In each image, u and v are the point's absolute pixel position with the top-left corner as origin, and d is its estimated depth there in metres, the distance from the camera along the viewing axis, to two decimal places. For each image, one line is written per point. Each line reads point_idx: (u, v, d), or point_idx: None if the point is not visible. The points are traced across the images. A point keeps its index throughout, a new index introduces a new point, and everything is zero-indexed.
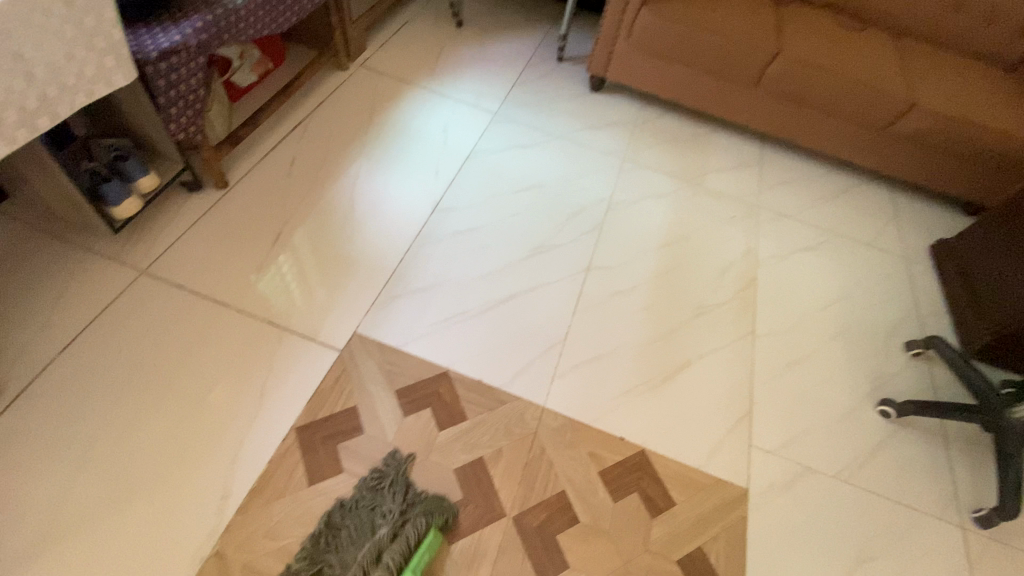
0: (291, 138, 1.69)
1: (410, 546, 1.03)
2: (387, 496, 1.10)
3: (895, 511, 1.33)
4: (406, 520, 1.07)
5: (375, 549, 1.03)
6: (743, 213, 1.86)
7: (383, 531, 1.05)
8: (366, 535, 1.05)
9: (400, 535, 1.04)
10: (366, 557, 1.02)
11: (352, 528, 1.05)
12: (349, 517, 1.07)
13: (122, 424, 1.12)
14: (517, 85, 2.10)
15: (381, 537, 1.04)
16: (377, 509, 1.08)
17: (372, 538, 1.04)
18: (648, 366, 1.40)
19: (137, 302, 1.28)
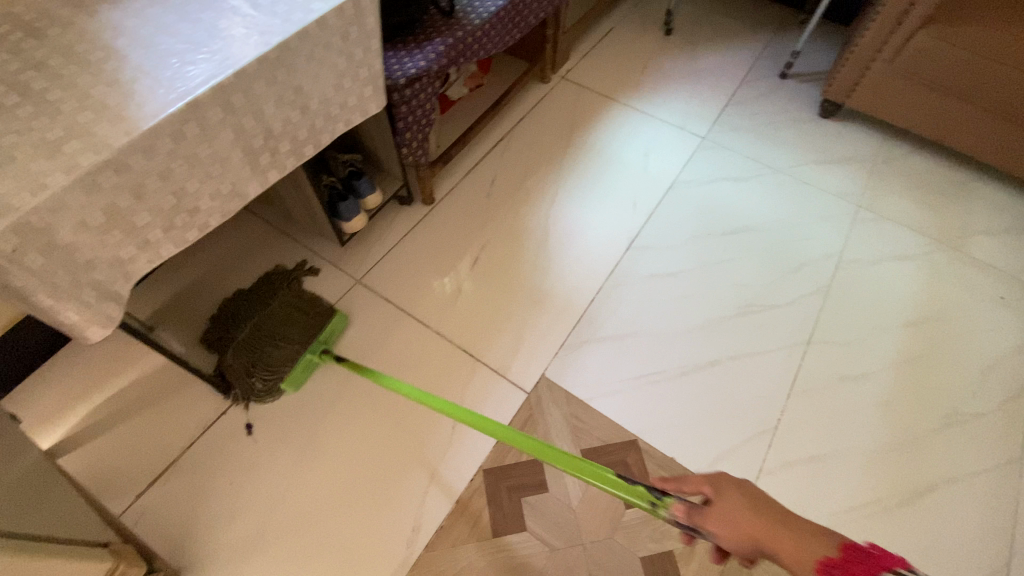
0: (493, 155, 1.68)
1: (301, 319, 1.24)
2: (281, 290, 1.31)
3: None
4: (295, 303, 1.27)
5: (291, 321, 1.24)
6: (1018, 294, 1.46)
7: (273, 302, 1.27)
8: (258, 307, 1.27)
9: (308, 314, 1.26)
10: (266, 317, 1.24)
11: (259, 304, 1.28)
12: (246, 297, 1.32)
13: (330, 435, 1.19)
14: (731, 105, 1.86)
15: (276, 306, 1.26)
16: (266, 289, 1.33)
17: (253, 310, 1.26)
18: (879, 480, 1.16)
19: (350, 312, 1.36)
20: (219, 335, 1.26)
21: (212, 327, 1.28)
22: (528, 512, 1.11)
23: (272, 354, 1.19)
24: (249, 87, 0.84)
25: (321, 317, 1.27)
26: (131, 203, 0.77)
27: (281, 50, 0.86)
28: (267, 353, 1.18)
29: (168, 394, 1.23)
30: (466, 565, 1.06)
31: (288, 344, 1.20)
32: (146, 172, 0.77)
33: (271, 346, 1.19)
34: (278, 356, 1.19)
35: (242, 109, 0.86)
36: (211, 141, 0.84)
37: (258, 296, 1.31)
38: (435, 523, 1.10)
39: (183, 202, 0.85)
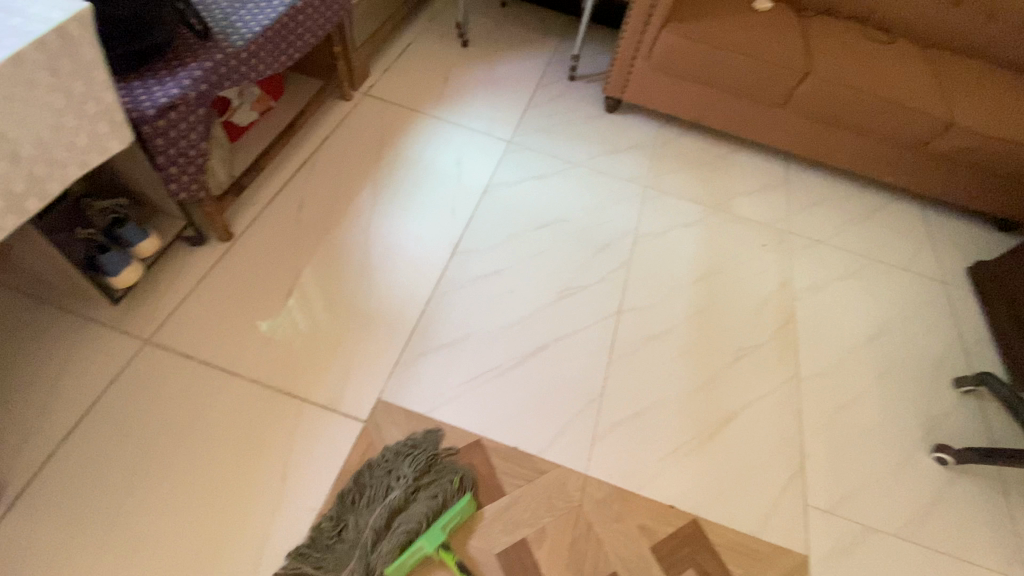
0: (298, 180, 1.59)
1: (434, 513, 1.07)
2: (404, 462, 1.14)
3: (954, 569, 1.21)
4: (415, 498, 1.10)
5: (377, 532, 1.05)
6: (775, 241, 1.77)
7: (399, 493, 1.09)
8: (380, 496, 1.09)
9: (417, 500, 1.10)
10: (380, 518, 1.06)
11: (376, 485, 1.11)
12: (369, 483, 1.11)
13: (134, 522, 1.04)
14: (531, 107, 2.00)
15: (400, 498, 1.09)
16: (397, 463, 1.14)
17: (384, 498, 1.09)
18: (693, 421, 1.32)
19: (142, 377, 1.19)
20: (324, 531, 1.06)
21: (329, 527, 1.06)
22: None
23: (404, 532, 1.05)
24: None
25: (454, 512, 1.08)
26: None
27: None
28: (350, 565, 1.02)
29: None
30: None
31: (387, 537, 1.04)
32: None
33: (394, 544, 1.03)
34: (381, 548, 1.03)
35: None
36: None
37: (388, 471, 1.12)
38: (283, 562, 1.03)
39: None
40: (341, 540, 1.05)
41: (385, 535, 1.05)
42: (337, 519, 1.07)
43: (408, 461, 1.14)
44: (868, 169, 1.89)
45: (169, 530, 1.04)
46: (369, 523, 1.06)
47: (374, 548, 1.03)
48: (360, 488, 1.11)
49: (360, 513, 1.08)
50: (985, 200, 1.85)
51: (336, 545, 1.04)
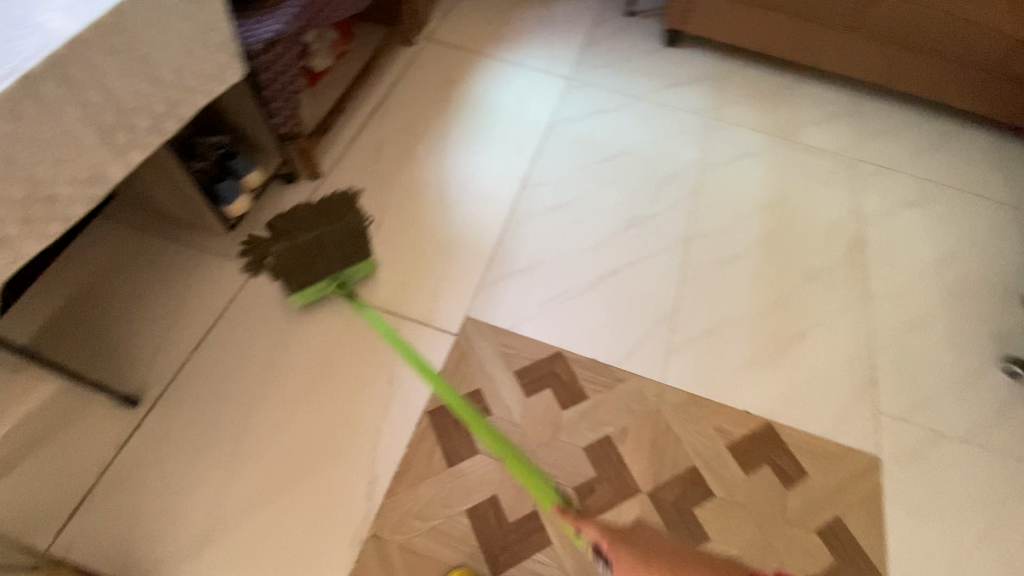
0: (373, 121, 1.68)
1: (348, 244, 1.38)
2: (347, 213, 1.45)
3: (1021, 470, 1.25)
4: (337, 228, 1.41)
5: (303, 256, 1.34)
6: (843, 168, 1.74)
7: (330, 228, 1.39)
8: (318, 223, 1.41)
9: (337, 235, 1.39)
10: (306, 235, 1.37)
11: (315, 216, 1.41)
12: (310, 215, 1.42)
13: (265, 416, 1.17)
14: (589, 44, 2.00)
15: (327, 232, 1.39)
16: (334, 215, 1.44)
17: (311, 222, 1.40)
18: (763, 337, 1.37)
19: (255, 296, 1.31)
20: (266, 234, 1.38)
21: (268, 232, 1.39)
22: (477, 437, 1.17)
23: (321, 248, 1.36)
24: (87, 57, 0.79)
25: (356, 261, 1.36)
26: None
27: (116, 14, 0.81)
28: (273, 253, 1.35)
29: (69, 421, 1.13)
30: (427, 499, 1.09)
31: (314, 247, 1.35)
32: None
33: (311, 251, 1.34)
34: (299, 253, 1.34)
35: (85, 82, 0.80)
36: (51, 119, 0.77)
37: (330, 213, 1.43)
38: (397, 451, 1.14)
39: (36, 191, 0.79)
40: (275, 240, 1.37)
41: (304, 247, 1.35)
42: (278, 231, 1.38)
43: (335, 206, 1.46)
44: (943, 94, 1.83)
45: (296, 423, 1.17)
46: (302, 235, 1.37)
47: (295, 247, 1.35)
48: (296, 216, 1.40)
49: (296, 231, 1.38)
50: None
51: (265, 240, 1.37)
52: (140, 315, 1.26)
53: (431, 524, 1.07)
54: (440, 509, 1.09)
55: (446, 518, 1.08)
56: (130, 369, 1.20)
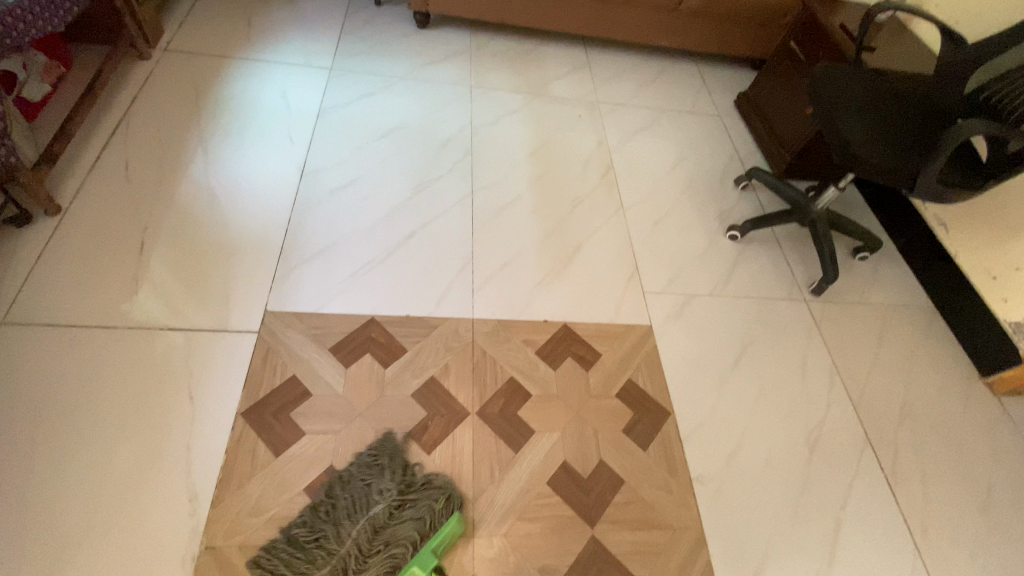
0: (116, 142, 1.53)
1: None
2: None
3: (752, 304, 1.62)
4: None
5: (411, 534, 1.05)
6: (588, 109, 2.05)
7: None
8: None
9: None
10: None
11: None
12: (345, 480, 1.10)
13: (45, 476, 1.04)
14: (344, 35, 2.04)
15: None
16: (192, 358, 1.20)
17: (370, 516, 1.06)
18: (548, 257, 1.58)
19: (2, 356, 1.15)
20: None
21: (312, 528, 1.03)
22: (302, 418, 1.17)
23: None
24: None
25: (443, 520, 1.07)
26: None
27: None
28: None
29: None
30: (260, 492, 1.06)
31: None
32: None
33: None
34: None
35: None
36: None
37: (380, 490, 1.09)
38: (217, 460, 1.09)
39: None
40: (317, 551, 1.01)
41: None
42: (332, 513, 1.05)
43: (393, 475, 1.12)
44: (646, 37, 2.23)
45: (88, 470, 1.05)
46: None
47: None
48: None
49: None
50: (734, 47, 2.29)
51: (306, 554, 1.01)
52: None
53: (269, 514, 1.05)
54: (276, 496, 1.07)
55: (284, 503, 1.06)
56: None
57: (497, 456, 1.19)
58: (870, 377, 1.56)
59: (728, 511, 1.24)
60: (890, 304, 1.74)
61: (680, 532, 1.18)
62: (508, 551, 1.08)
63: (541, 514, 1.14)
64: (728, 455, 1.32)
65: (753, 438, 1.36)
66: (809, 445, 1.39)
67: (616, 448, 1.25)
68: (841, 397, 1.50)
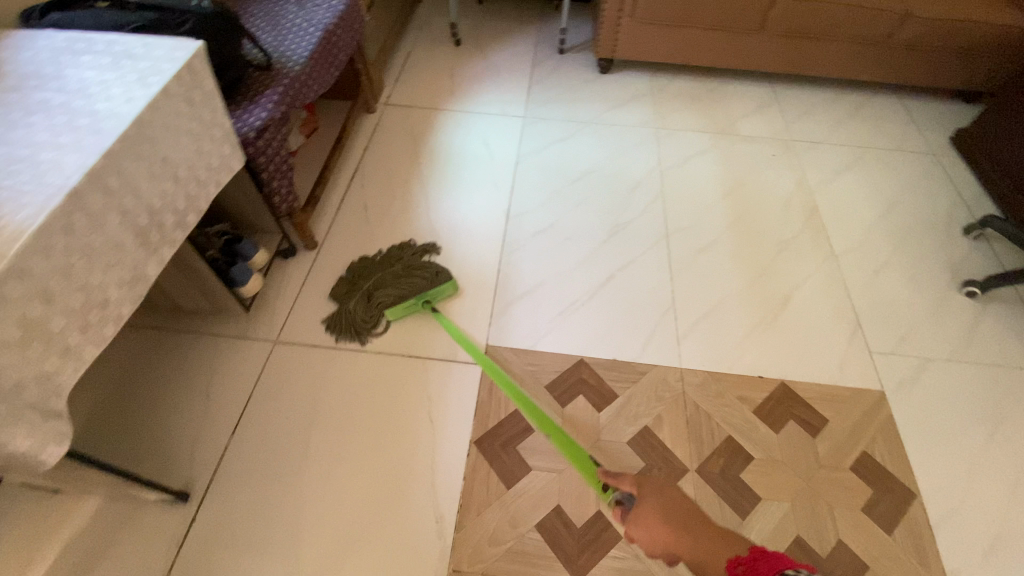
0: (355, 185, 1.76)
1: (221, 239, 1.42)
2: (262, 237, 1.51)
3: (1005, 374, 1.39)
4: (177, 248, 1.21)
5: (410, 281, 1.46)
6: (781, 149, 1.96)
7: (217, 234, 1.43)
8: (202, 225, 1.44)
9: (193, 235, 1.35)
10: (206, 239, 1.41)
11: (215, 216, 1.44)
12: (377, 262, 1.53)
13: (317, 482, 1.18)
14: (534, 83, 2.18)
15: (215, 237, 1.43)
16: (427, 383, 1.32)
17: (388, 271, 1.48)
18: (756, 307, 1.50)
19: (281, 369, 1.34)
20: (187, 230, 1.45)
21: (344, 282, 1.48)
22: (527, 454, 1.22)
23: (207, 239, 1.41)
24: (121, 167, 0.85)
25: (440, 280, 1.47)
26: (41, 309, 0.75)
27: (138, 125, 0.88)
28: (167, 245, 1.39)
29: (124, 528, 1.13)
30: (496, 524, 1.13)
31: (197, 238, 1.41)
32: (48, 274, 0.75)
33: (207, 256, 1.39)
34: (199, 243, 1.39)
35: (120, 190, 0.86)
36: (98, 229, 0.82)
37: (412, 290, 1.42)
38: (458, 484, 1.18)
39: (91, 297, 0.83)
40: (349, 294, 1.45)
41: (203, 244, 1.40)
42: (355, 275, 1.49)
43: (406, 251, 1.55)
44: (847, 72, 2.08)
45: (351, 481, 1.18)
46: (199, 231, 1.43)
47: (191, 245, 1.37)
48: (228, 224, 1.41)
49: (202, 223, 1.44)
50: (955, 78, 2.04)
51: (345, 293, 1.45)
52: (173, 411, 1.28)
53: (505, 547, 1.10)
54: (511, 530, 1.12)
55: (518, 538, 1.11)
56: (174, 466, 1.20)
57: (723, 519, 1.14)
58: None
59: None
60: None
61: None
62: None
63: None
64: (995, 554, 1.13)
65: None
66: None
67: (856, 528, 1.14)
68: None
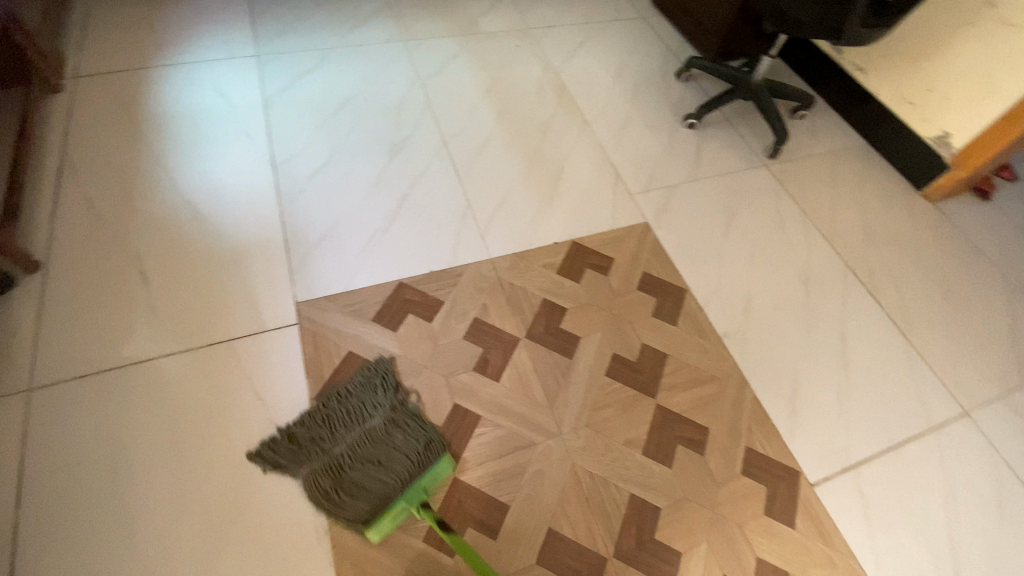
0: (67, 181, 1.43)
1: None
2: None
3: (722, 180, 1.77)
4: None
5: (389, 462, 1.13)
6: (523, 39, 2.08)
7: None
8: None
9: None
10: None
11: None
12: (332, 410, 1.18)
13: (151, 508, 1.05)
14: (257, 17, 1.93)
15: None
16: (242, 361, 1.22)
17: (361, 426, 1.16)
18: (538, 185, 1.65)
19: (53, 414, 1.11)
20: None
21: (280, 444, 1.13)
22: (373, 386, 1.23)
23: None
24: None
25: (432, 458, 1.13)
26: None
27: None
28: None
29: None
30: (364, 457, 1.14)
31: None
32: None
33: None
34: None
35: None
36: None
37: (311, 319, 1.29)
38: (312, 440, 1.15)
39: None
40: (310, 443, 1.14)
41: None
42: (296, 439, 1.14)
43: (387, 393, 1.21)
44: None
45: (193, 489, 1.08)
46: None
47: None
48: None
49: None
50: None
51: (300, 448, 1.13)
52: None
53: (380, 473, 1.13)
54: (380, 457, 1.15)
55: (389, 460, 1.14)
56: None
57: (556, 365, 1.30)
58: (834, 215, 1.77)
59: (757, 354, 1.43)
60: (833, 150, 1.96)
61: (725, 380, 1.36)
62: (594, 437, 1.22)
63: (610, 401, 1.27)
64: (743, 310, 1.50)
65: (759, 290, 1.54)
66: (803, 283, 1.59)
67: (652, 331, 1.40)
68: (816, 237, 1.70)
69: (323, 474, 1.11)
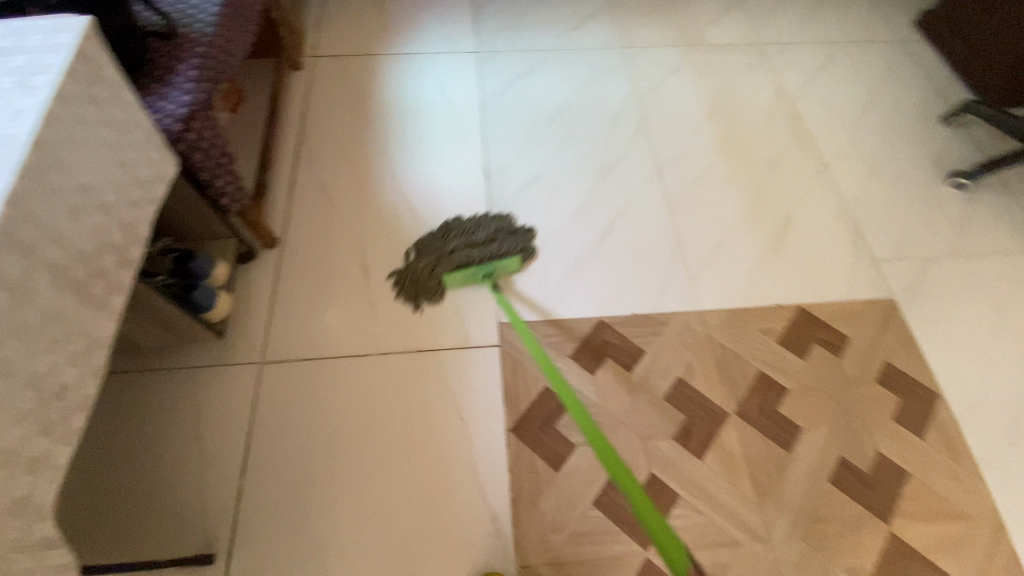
0: (304, 162, 1.52)
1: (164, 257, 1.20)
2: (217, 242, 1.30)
3: (994, 261, 1.45)
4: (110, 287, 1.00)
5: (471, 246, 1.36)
6: (754, 56, 1.84)
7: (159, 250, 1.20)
8: None
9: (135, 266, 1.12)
10: None
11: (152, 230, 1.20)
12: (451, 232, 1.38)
13: (353, 507, 1.09)
14: (479, 10, 1.91)
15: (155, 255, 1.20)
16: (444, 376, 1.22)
17: (467, 238, 1.38)
18: (761, 232, 1.46)
19: (279, 391, 1.19)
20: None
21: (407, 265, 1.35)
22: (568, 431, 1.17)
23: None
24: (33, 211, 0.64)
25: (508, 252, 1.37)
26: None
27: (37, 149, 0.65)
28: None
29: None
30: (555, 509, 1.09)
31: None
32: None
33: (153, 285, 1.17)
34: None
35: (40, 244, 0.65)
36: (30, 301, 0.63)
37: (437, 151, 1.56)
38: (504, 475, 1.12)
39: (45, 388, 0.65)
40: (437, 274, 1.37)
41: None
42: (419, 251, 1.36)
43: (500, 229, 1.41)
44: None
45: (390, 497, 1.10)
46: None
47: None
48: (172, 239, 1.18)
49: None
50: None
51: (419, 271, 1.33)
52: (165, 466, 1.12)
53: (569, 530, 1.07)
54: (570, 513, 1.09)
55: (578, 519, 1.08)
56: (186, 526, 1.06)
57: (771, 456, 1.15)
58: None
59: None
60: None
61: (979, 521, 1.11)
62: (809, 554, 1.06)
63: (832, 514, 1.10)
64: (1010, 433, 1.21)
65: None
66: None
67: (890, 437, 1.18)
68: None
69: (426, 264, 1.33)
